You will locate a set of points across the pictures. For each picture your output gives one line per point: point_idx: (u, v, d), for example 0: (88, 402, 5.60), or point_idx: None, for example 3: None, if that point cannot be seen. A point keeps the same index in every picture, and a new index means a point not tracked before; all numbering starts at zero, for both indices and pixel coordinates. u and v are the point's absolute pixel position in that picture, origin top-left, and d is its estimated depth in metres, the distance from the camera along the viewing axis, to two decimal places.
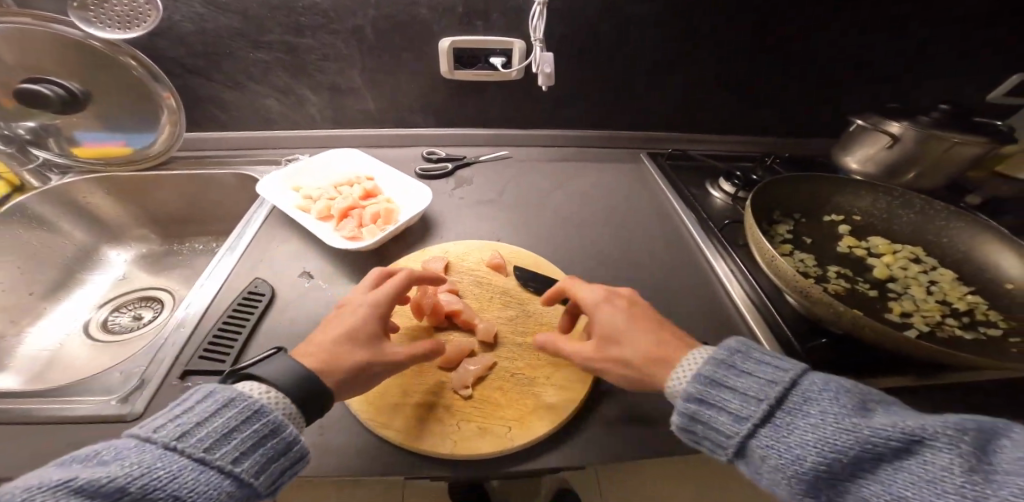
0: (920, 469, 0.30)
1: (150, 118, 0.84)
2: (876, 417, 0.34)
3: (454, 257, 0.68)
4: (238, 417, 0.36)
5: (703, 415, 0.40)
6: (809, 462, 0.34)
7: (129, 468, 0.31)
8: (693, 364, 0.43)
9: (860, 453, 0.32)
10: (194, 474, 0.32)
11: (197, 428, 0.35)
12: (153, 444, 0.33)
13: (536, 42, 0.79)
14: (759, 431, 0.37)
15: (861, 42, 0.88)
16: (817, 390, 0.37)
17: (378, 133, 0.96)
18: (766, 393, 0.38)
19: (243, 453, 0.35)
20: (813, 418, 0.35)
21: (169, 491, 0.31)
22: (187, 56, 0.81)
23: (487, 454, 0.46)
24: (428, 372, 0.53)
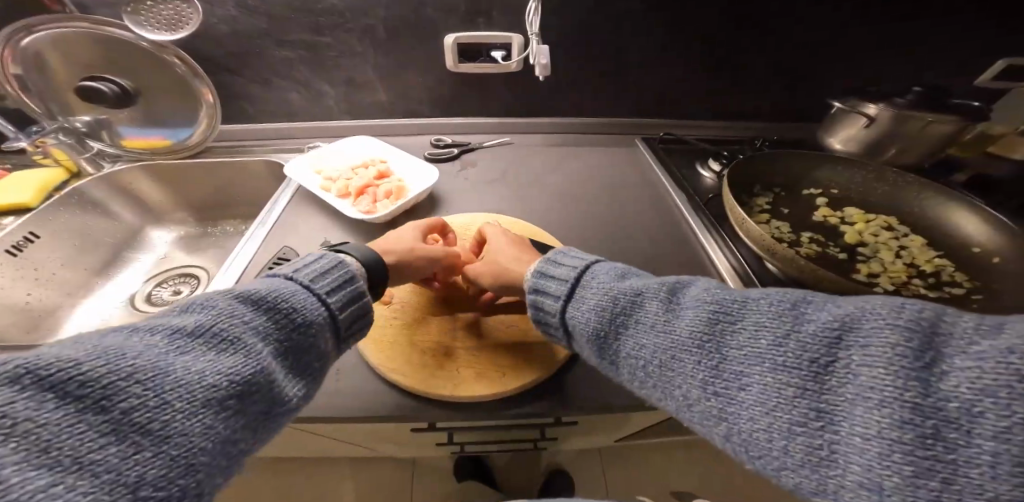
0: (703, 335, 0.39)
1: (190, 112, 0.94)
2: (684, 315, 0.42)
3: (458, 227, 0.75)
4: (328, 267, 0.49)
5: (570, 318, 0.51)
6: (644, 348, 0.43)
7: (267, 288, 0.42)
8: (560, 288, 0.53)
9: (671, 332, 0.41)
10: (316, 303, 0.45)
11: (304, 272, 0.47)
12: (283, 281, 0.45)
13: (533, 36, 0.85)
14: (606, 327, 0.47)
15: (847, 30, 0.92)
16: (651, 299, 0.45)
17: (390, 123, 1.04)
18: (608, 290, 0.49)
19: (333, 292, 0.47)
20: (648, 328, 0.44)
21: (293, 303, 0.42)
22: (221, 56, 0.90)
23: (484, 395, 0.52)
24: (434, 326, 0.60)
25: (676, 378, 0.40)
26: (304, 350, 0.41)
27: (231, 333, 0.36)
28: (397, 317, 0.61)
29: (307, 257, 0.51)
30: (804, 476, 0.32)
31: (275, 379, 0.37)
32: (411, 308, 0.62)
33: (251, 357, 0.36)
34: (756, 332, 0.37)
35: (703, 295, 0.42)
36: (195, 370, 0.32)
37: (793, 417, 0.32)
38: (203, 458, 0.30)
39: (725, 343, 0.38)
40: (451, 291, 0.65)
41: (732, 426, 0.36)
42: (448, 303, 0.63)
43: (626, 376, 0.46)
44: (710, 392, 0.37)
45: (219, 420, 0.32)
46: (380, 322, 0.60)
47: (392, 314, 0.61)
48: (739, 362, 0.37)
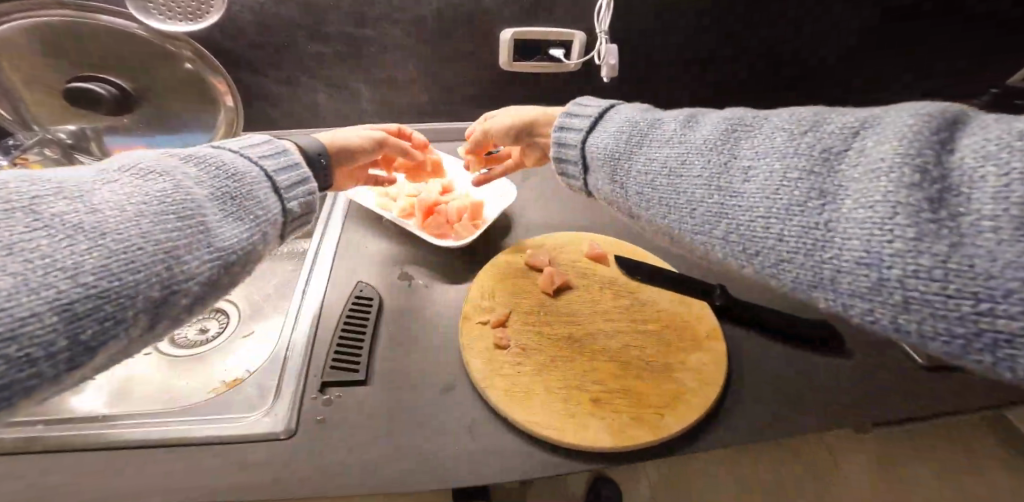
0: (719, 140, 0.38)
1: (205, 119, 0.79)
2: (708, 131, 0.40)
3: (551, 247, 0.67)
4: (287, 161, 0.50)
5: (589, 146, 0.50)
6: (657, 162, 0.42)
7: (224, 166, 0.43)
8: (593, 133, 0.51)
9: (688, 142, 0.41)
10: (250, 166, 0.45)
11: (260, 157, 0.48)
12: (226, 151, 0.46)
13: (602, 34, 0.75)
14: (622, 150, 0.46)
15: (919, 28, 0.87)
16: (675, 126, 0.44)
17: (434, 127, 0.93)
18: (629, 120, 0.48)
19: (290, 187, 0.48)
20: (668, 146, 0.43)
21: (252, 191, 0.43)
22: (242, 48, 0.77)
23: (649, 442, 0.47)
24: (564, 367, 0.54)
25: (686, 185, 0.39)
26: (240, 199, 0.42)
27: (162, 177, 0.37)
28: (522, 362, 0.55)
29: (252, 138, 0.52)
30: (800, 264, 0.30)
31: (210, 219, 0.37)
32: (532, 348, 0.56)
33: (181, 192, 0.37)
34: (773, 132, 0.35)
35: (727, 115, 0.41)
36: (125, 196, 0.34)
37: (795, 199, 0.31)
38: (139, 261, 0.31)
39: (739, 147, 0.37)
40: (567, 322, 0.58)
41: (730, 222, 0.35)
42: (571, 338, 0.56)
43: (631, 195, 0.45)
44: (716, 190, 0.36)
45: (155, 231, 0.33)
46: (505, 369, 0.54)
47: (513, 359, 0.55)
48: (749, 159, 0.35)
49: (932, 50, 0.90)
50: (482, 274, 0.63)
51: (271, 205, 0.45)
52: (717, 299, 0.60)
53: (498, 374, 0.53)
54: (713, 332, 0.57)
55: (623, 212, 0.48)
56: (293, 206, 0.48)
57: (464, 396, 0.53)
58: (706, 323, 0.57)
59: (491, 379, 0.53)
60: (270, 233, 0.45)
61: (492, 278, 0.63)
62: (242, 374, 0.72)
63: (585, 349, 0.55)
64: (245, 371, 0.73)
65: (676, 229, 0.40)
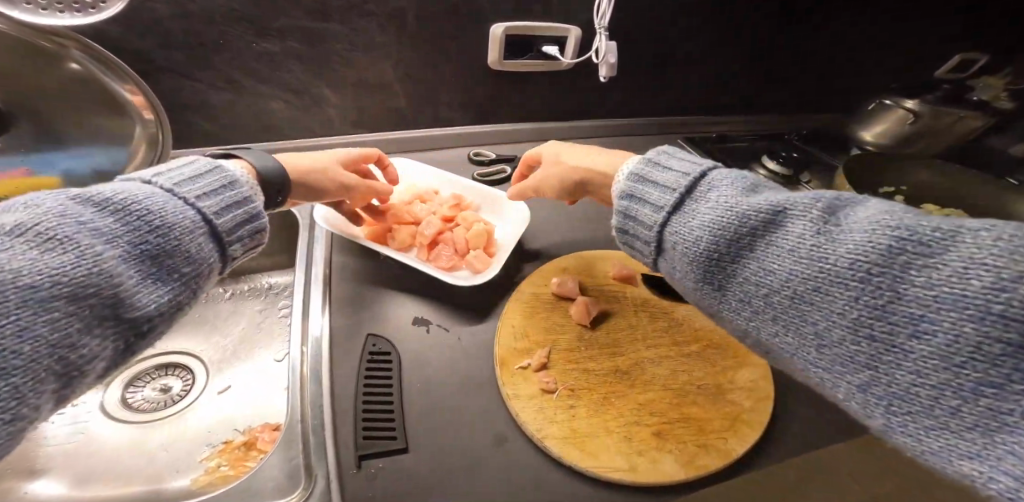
0: (871, 264, 0.28)
1: (115, 130, 0.61)
2: (850, 242, 0.30)
3: (577, 271, 0.63)
4: (235, 196, 0.39)
5: (670, 233, 0.40)
6: (772, 278, 0.33)
7: (151, 207, 0.32)
8: (689, 212, 0.39)
9: (819, 258, 0.31)
10: (184, 206, 0.35)
11: (202, 188, 0.37)
12: (155, 186, 0.34)
13: (603, 31, 0.72)
14: (721, 250, 0.36)
15: (869, 26, 0.92)
16: (797, 221, 0.33)
17: (410, 135, 0.82)
18: (728, 204, 0.37)
19: (234, 228, 0.38)
20: (786, 251, 0.33)
21: (183, 242, 0.33)
22: (158, 49, 0.58)
23: (720, 469, 0.46)
24: (620, 404, 0.50)
25: (817, 318, 0.30)
26: (169, 255, 0.32)
27: (61, 233, 0.27)
28: (574, 404, 0.50)
29: (191, 160, 0.40)
30: (965, 439, 0.24)
31: (124, 287, 0.29)
32: (582, 386, 0.52)
33: (89, 260, 0.27)
34: (965, 268, 0.25)
35: (878, 216, 0.30)
36: (7, 270, 0.24)
37: (988, 377, 0.23)
38: (21, 363, 0.24)
39: (906, 278, 0.27)
40: (611, 352, 0.55)
41: (884, 377, 0.27)
42: (620, 370, 0.53)
43: (731, 306, 0.36)
44: (862, 336, 0.28)
45: (42, 323, 0.25)
46: (558, 413, 0.49)
47: (564, 402, 0.50)
48: (919, 303, 0.26)
49: (932, 48, 0.98)
50: (509, 310, 0.58)
51: (206, 258, 0.35)
52: None
53: (551, 421, 0.49)
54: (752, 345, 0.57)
55: (703, 305, 0.40)
56: (234, 250, 0.39)
57: (519, 449, 0.48)
58: None
59: (545, 427, 0.48)
60: (205, 285, 0.36)
61: (521, 312, 0.58)
62: (232, 435, 0.62)
63: (636, 378, 0.53)
64: (232, 429, 0.62)
65: (790, 355, 0.33)
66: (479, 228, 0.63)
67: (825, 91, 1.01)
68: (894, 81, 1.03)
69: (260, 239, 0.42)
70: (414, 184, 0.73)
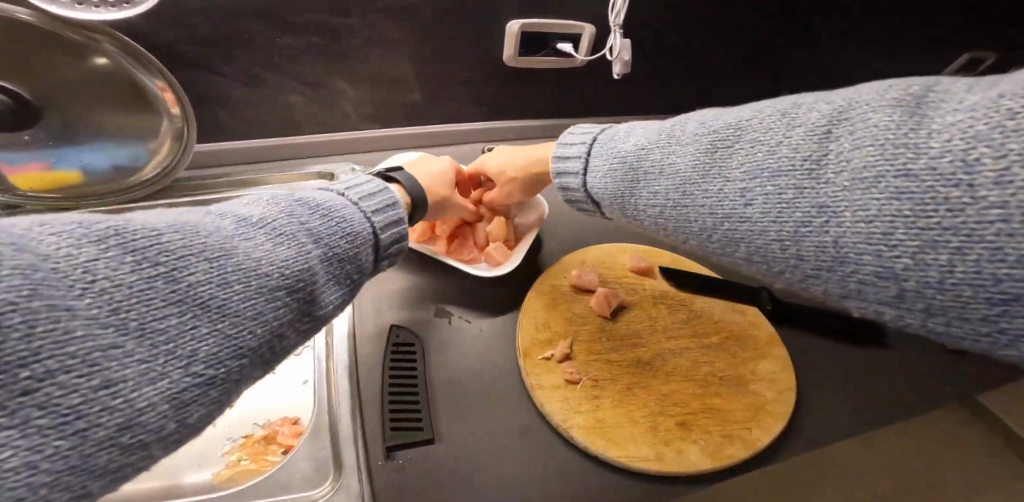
0: (709, 164, 0.35)
1: (142, 126, 0.61)
2: (694, 152, 0.37)
3: (595, 263, 0.64)
4: (399, 214, 0.43)
5: (591, 188, 0.48)
6: (657, 194, 0.40)
7: (342, 219, 0.36)
8: (595, 163, 0.48)
9: (676, 169, 0.38)
10: (365, 219, 0.38)
11: (379, 205, 0.41)
12: (342, 198, 0.39)
13: (616, 29, 0.73)
14: (623, 185, 0.43)
15: (877, 26, 0.93)
16: (658, 148, 0.41)
17: (425, 131, 0.83)
18: (617, 153, 0.45)
19: (393, 245, 0.41)
20: (658, 171, 0.40)
21: (359, 252, 0.36)
22: (184, 43, 0.58)
23: (745, 458, 0.47)
24: (644, 394, 0.51)
25: (695, 215, 0.36)
26: (349, 261, 0.35)
27: (287, 229, 0.30)
28: (599, 394, 0.51)
29: (376, 180, 0.45)
30: (828, 280, 0.29)
31: (320, 285, 0.32)
32: (606, 376, 0.52)
33: (303, 256, 0.30)
34: (761, 147, 0.32)
35: (700, 128, 0.38)
36: (254, 257, 0.27)
37: (802, 219, 0.29)
38: (252, 345, 0.25)
39: (729, 167, 0.34)
40: (632, 344, 0.55)
41: (746, 244, 0.33)
42: (642, 361, 0.54)
43: (650, 230, 0.42)
44: (722, 217, 0.34)
45: (275, 310, 0.27)
46: (584, 404, 0.50)
47: (589, 392, 0.51)
48: (743, 180, 0.33)
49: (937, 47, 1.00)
50: (531, 302, 0.58)
51: (368, 267, 0.38)
52: (768, 304, 0.60)
53: (576, 412, 0.49)
54: (771, 337, 0.58)
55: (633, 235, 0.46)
56: (382, 265, 0.41)
57: (545, 439, 0.48)
58: (763, 329, 0.58)
59: (571, 417, 0.48)
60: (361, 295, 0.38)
61: (542, 304, 0.58)
62: (252, 429, 0.62)
63: (659, 369, 0.53)
64: (253, 423, 0.62)
65: (703, 256, 0.38)
66: (499, 220, 0.63)
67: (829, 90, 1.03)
68: (898, 81, 1.04)
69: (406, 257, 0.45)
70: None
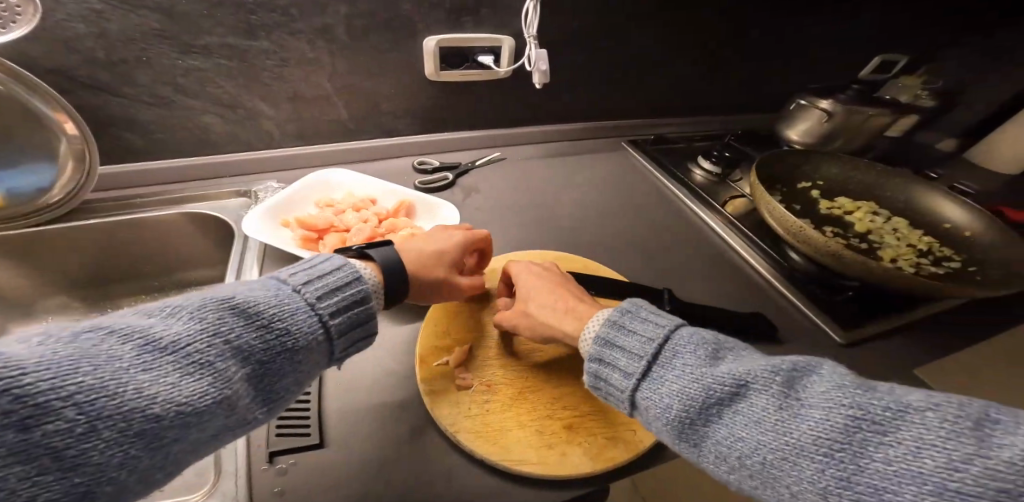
0: (836, 443, 0.29)
1: (42, 149, 0.62)
2: (797, 421, 0.31)
3: (504, 272, 0.66)
4: (299, 323, 0.34)
5: (641, 398, 0.38)
6: (742, 445, 0.32)
7: (194, 346, 0.27)
8: (661, 374, 0.38)
9: (786, 435, 0.31)
10: (236, 339, 0.30)
11: (265, 307, 0.32)
12: (285, 295, 0.34)
13: (530, 40, 0.76)
14: (692, 417, 0.35)
15: (792, 31, 0.97)
16: (760, 381, 0.34)
17: (355, 146, 0.84)
18: (699, 374, 0.36)
19: (285, 363, 0.32)
20: (744, 421, 0.33)
21: (220, 391, 0.28)
22: (81, 66, 0.59)
23: (628, 459, 0.48)
24: (535, 398, 0.52)
25: (789, 482, 0.30)
26: (212, 401, 0.27)
27: (97, 376, 0.23)
28: (490, 398, 0.52)
29: (285, 272, 0.37)
30: None
31: (133, 448, 0.23)
32: (500, 381, 0.53)
33: (116, 413, 0.23)
34: (917, 449, 0.27)
35: (835, 392, 0.31)
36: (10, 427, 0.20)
37: None
38: None
39: (867, 455, 0.28)
40: (529, 351, 0.57)
41: None
42: (538, 366, 0.55)
43: (709, 462, 0.35)
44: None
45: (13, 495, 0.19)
46: (472, 408, 0.51)
47: (479, 397, 0.52)
48: (880, 477, 0.27)
49: (857, 49, 1.04)
50: (434, 309, 0.60)
51: (241, 403, 0.29)
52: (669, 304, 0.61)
53: (464, 416, 0.50)
54: None
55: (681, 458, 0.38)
56: (279, 390, 0.32)
57: (432, 444, 0.49)
58: None
59: (458, 421, 0.49)
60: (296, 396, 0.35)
61: (444, 314, 0.59)
62: None
63: (555, 373, 0.55)
64: None
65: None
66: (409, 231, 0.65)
67: (756, 92, 1.07)
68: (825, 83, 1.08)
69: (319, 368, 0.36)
70: (354, 192, 0.75)
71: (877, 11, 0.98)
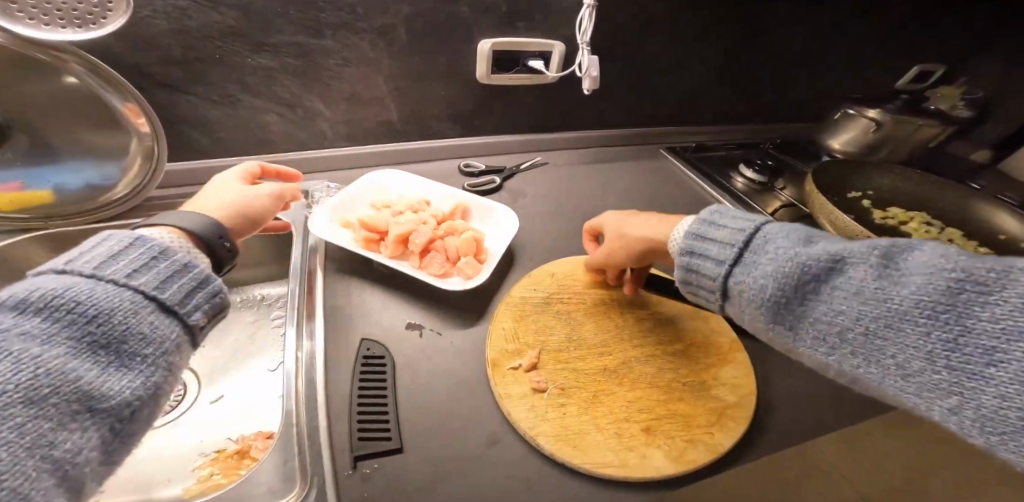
0: (939, 303, 0.30)
1: (112, 147, 0.62)
2: (898, 284, 0.32)
3: (564, 276, 0.66)
4: (118, 290, 0.30)
5: (734, 283, 0.42)
6: (840, 317, 0.35)
7: None
8: (758, 259, 0.41)
9: (886, 298, 0.32)
10: (28, 331, 0.26)
11: (68, 286, 0.29)
12: (77, 278, 0.30)
13: (584, 46, 0.76)
14: (786, 293, 0.38)
15: (830, 42, 0.99)
16: (857, 257, 0.35)
17: (402, 148, 0.84)
18: (790, 253, 0.38)
19: (132, 329, 0.30)
20: (841, 293, 0.35)
21: (42, 375, 0.25)
22: (157, 63, 0.59)
23: (708, 463, 0.48)
24: (610, 401, 0.52)
25: (892, 349, 0.32)
26: (36, 394, 0.25)
27: None
28: (566, 401, 0.52)
29: (85, 244, 0.33)
30: None
31: None
32: (574, 385, 0.53)
33: None
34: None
35: (940, 259, 0.31)
36: None
37: None
38: None
39: (973, 314, 0.28)
40: (599, 354, 0.57)
41: (972, 403, 0.28)
42: (610, 369, 0.55)
43: (806, 343, 0.37)
44: (941, 366, 0.29)
45: None
46: (550, 411, 0.50)
47: (555, 401, 0.51)
48: (988, 335, 0.27)
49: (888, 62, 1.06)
50: (502, 312, 0.60)
51: (94, 384, 0.27)
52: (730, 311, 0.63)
53: (543, 419, 0.50)
54: (734, 344, 0.60)
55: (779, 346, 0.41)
56: (149, 351, 0.30)
57: (512, 448, 0.49)
58: (726, 336, 0.60)
59: (539, 424, 0.49)
60: (180, 361, 0.33)
61: (511, 317, 0.59)
62: (226, 444, 0.62)
63: (627, 377, 0.55)
64: (225, 438, 0.62)
65: (875, 385, 0.33)
66: (470, 236, 0.65)
67: (789, 101, 1.09)
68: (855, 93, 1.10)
69: (191, 322, 0.34)
70: (410, 194, 0.76)
71: (911, 25, 1.00)
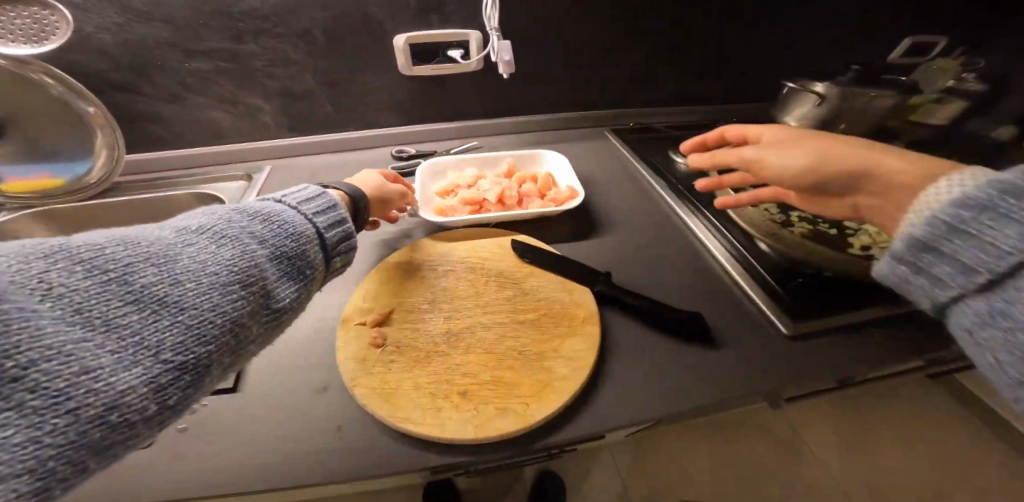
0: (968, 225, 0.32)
1: (82, 142, 0.76)
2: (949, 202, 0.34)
3: (443, 248, 0.69)
4: (304, 219, 0.40)
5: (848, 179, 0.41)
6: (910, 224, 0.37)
7: (213, 228, 0.33)
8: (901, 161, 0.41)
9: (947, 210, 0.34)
10: (261, 230, 0.36)
11: (272, 208, 0.39)
12: (285, 207, 0.40)
13: (493, 31, 0.80)
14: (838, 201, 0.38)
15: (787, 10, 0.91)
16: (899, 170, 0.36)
17: (341, 136, 0.92)
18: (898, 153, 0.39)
19: (310, 253, 0.39)
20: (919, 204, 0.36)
21: (260, 267, 0.34)
22: (113, 70, 0.74)
23: (512, 431, 0.48)
24: (440, 363, 0.54)
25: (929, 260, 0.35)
26: (256, 281, 0.33)
27: (157, 251, 0.29)
28: (397, 359, 0.54)
29: (303, 187, 0.45)
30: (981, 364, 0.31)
31: (215, 309, 0.30)
32: (412, 346, 0.56)
33: (181, 277, 0.29)
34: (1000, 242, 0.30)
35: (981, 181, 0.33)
36: (96, 285, 0.26)
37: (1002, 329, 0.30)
38: (111, 385, 0.24)
39: (971, 238, 0.32)
40: (449, 319, 0.59)
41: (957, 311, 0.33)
42: (454, 332, 0.57)
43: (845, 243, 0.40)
44: (947, 276, 0.33)
45: (114, 341, 0.25)
46: (378, 367, 0.53)
47: (387, 357, 0.54)
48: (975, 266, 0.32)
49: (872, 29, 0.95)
50: (371, 275, 0.64)
51: (284, 287, 0.36)
52: (597, 284, 0.63)
53: (368, 373, 0.53)
54: (590, 317, 0.60)
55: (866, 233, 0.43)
56: (312, 270, 0.39)
57: (338, 398, 0.52)
58: (585, 309, 0.61)
59: (360, 378, 0.52)
60: (314, 289, 0.41)
61: (379, 280, 0.63)
62: None
63: (467, 341, 0.56)
64: None
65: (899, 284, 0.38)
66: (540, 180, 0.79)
67: (753, 74, 1.03)
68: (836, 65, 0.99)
69: (333, 259, 0.43)
70: (460, 173, 0.85)
71: None
